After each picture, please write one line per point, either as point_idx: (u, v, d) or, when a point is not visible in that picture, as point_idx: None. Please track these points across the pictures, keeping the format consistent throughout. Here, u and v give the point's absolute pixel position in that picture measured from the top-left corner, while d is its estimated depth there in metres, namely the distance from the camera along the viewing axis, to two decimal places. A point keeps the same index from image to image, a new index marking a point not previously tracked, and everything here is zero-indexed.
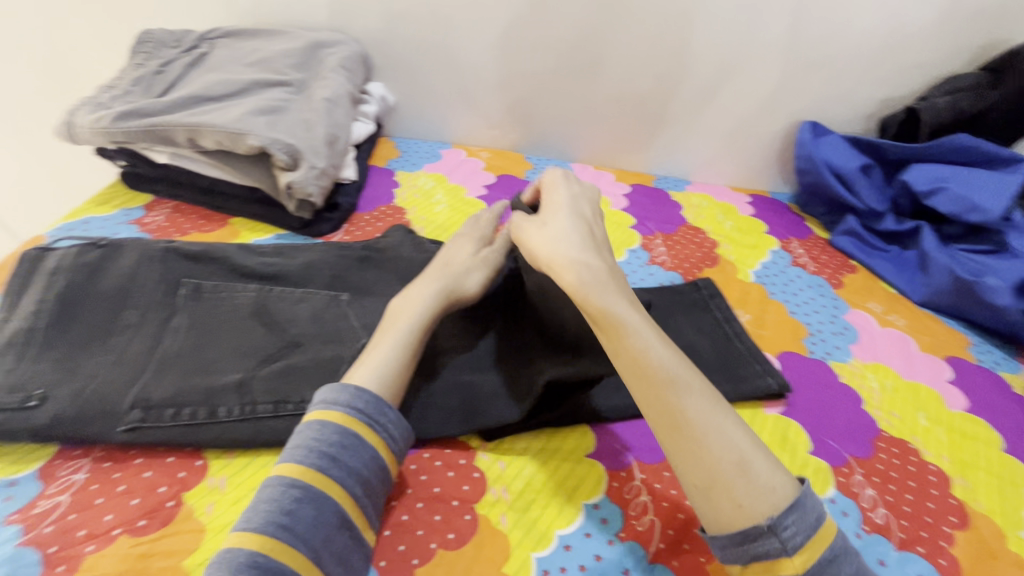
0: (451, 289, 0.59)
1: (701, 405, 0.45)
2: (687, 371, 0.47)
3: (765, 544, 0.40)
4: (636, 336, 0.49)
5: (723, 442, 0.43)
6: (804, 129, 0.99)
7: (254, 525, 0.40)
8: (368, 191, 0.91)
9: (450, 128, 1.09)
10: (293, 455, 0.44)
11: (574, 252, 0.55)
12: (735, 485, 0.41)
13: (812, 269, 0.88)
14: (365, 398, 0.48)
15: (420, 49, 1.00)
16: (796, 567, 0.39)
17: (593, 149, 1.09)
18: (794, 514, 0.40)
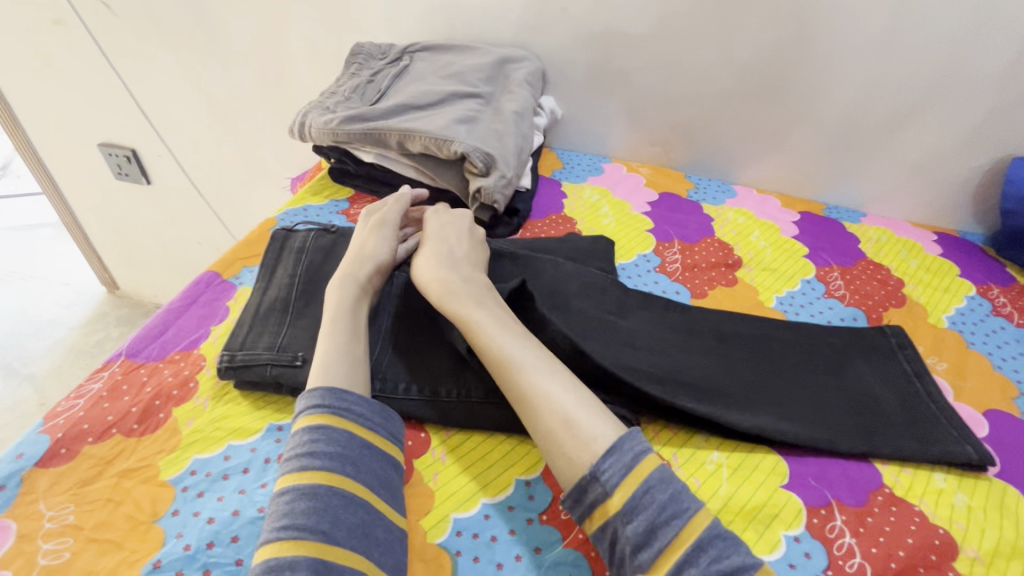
0: (362, 277, 0.63)
1: (530, 379, 0.52)
2: (518, 350, 0.55)
3: (592, 492, 0.46)
4: (478, 326, 0.57)
5: (551, 407, 0.50)
6: (1016, 166, 0.90)
7: (263, 540, 0.42)
8: (539, 199, 0.97)
9: (611, 142, 1.12)
10: (282, 472, 0.47)
11: (438, 260, 0.65)
12: (566, 442, 0.49)
13: (1018, 321, 0.80)
14: (318, 392, 0.50)
15: (597, 66, 1.04)
16: (619, 504, 0.45)
17: (758, 172, 1.07)
18: (612, 459, 0.46)
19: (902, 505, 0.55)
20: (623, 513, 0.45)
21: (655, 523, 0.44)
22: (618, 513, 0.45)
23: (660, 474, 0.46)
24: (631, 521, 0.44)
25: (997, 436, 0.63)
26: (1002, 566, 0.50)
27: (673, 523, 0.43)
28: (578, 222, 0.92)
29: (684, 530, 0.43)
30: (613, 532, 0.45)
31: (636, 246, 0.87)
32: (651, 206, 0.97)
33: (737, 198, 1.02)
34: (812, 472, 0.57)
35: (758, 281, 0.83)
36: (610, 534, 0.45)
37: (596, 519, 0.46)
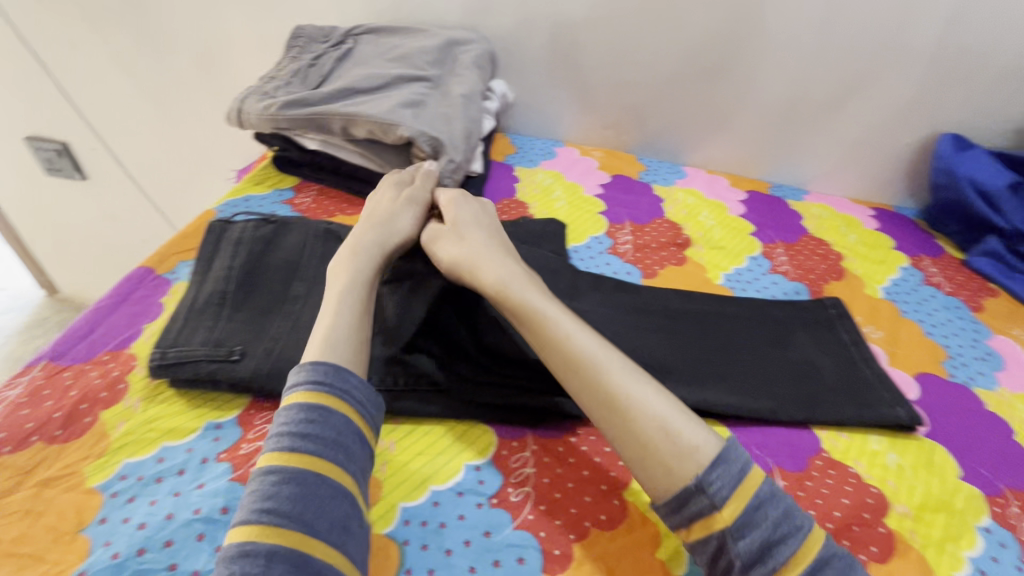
0: (378, 249, 0.62)
1: (619, 383, 0.50)
2: (601, 352, 0.52)
3: (696, 503, 0.44)
4: (556, 326, 0.53)
5: (647, 412, 0.48)
6: (944, 142, 0.94)
7: (241, 520, 0.41)
8: (491, 184, 0.96)
9: (564, 126, 1.12)
10: (268, 446, 0.45)
11: (486, 251, 0.61)
12: (666, 450, 0.46)
13: (947, 290, 0.84)
14: (322, 368, 0.48)
15: (547, 48, 1.03)
16: (728, 518, 0.44)
17: (707, 152, 1.09)
18: (719, 471, 0.45)
19: (839, 468, 0.57)
20: (732, 526, 0.43)
21: (769, 541, 0.43)
22: (728, 526, 0.43)
23: (768, 490, 0.45)
24: (743, 537, 0.43)
25: (926, 397, 0.66)
26: (929, 519, 0.53)
27: (783, 546, 0.43)
28: (530, 206, 0.91)
29: (791, 558, 0.42)
30: (717, 543, 0.44)
31: (588, 228, 0.87)
32: (603, 188, 0.98)
33: (687, 178, 1.04)
34: (755, 441, 0.59)
35: (707, 259, 0.85)
36: (714, 544, 0.44)
37: (696, 529, 0.45)
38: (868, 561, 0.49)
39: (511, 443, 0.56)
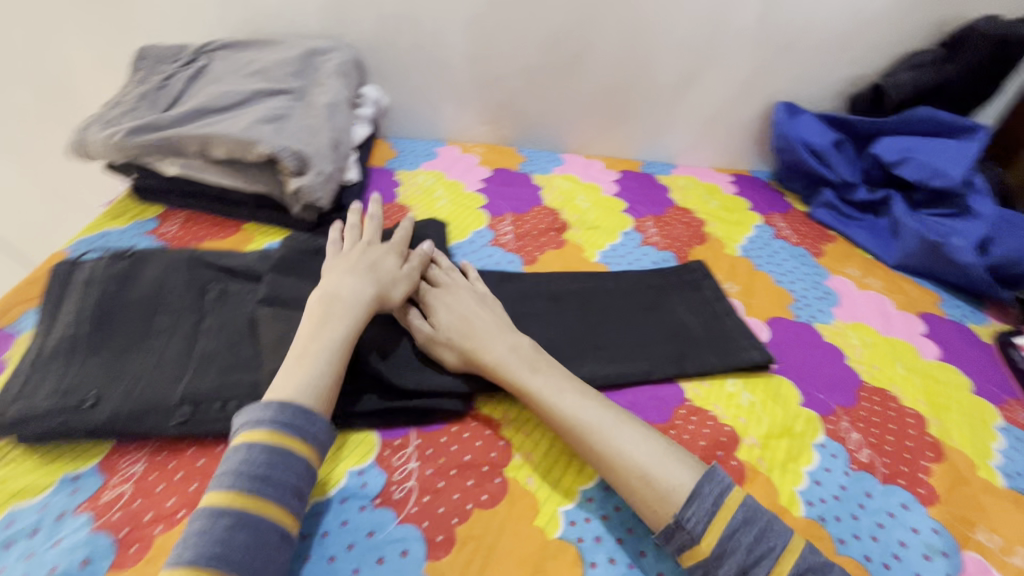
0: (370, 291, 0.62)
1: (603, 436, 0.53)
2: (586, 409, 0.55)
3: (677, 537, 0.47)
4: (547, 398, 0.56)
5: (627, 462, 0.51)
6: (779, 110, 1.05)
7: (186, 558, 0.41)
8: (371, 191, 0.96)
9: (444, 125, 1.14)
10: (222, 481, 0.45)
11: (477, 322, 0.62)
12: (647, 494, 0.49)
13: (794, 241, 0.94)
14: (290, 410, 0.49)
15: (413, 50, 1.04)
16: (707, 551, 0.46)
17: (581, 138, 1.14)
18: (693, 506, 0.48)
19: (699, 414, 0.62)
20: (712, 556, 0.46)
21: (745, 564, 0.46)
22: (708, 555, 0.46)
23: (742, 517, 0.47)
24: (721, 563, 0.46)
25: (775, 338, 0.74)
26: (773, 446, 0.60)
27: (758, 567, 0.45)
28: (412, 208, 0.92)
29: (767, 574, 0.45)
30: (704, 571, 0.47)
31: (470, 224, 0.89)
32: (485, 183, 1.00)
33: (565, 165, 1.09)
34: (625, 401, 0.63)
35: (584, 240, 0.90)
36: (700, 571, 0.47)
37: (685, 559, 0.48)
38: None
39: (393, 442, 0.57)
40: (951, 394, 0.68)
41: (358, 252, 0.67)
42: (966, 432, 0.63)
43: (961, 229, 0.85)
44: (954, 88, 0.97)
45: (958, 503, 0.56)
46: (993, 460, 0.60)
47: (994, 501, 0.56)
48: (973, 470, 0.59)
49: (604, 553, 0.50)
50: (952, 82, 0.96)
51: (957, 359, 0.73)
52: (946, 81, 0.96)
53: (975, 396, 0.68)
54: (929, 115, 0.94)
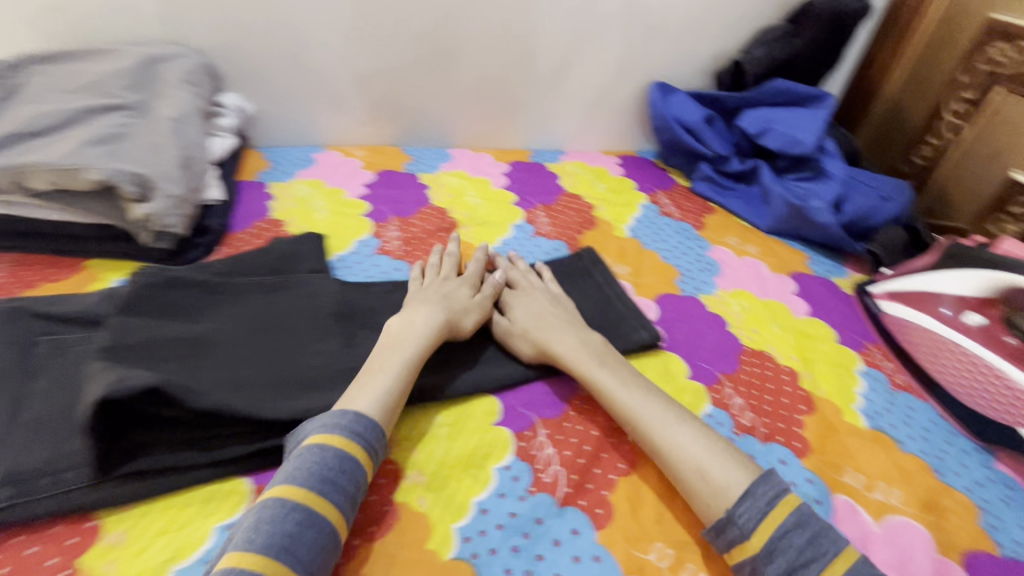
0: (452, 309, 0.63)
1: (662, 431, 0.53)
2: (650, 404, 0.55)
3: (727, 533, 0.47)
4: (607, 395, 0.57)
5: (685, 456, 0.51)
6: (653, 90, 1.08)
7: (258, 543, 0.41)
8: (241, 209, 0.88)
9: (321, 130, 1.07)
10: (295, 478, 0.45)
11: (548, 326, 0.63)
12: (701, 490, 0.49)
13: (678, 217, 0.97)
14: (365, 423, 0.50)
15: (273, 52, 0.96)
16: (756, 547, 0.46)
17: (468, 132, 1.12)
18: (746, 503, 0.47)
19: (593, 401, 0.61)
20: (761, 554, 0.45)
21: (792, 565, 0.44)
22: (756, 553, 0.45)
23: (795, 519, 0.46)
24: (771, 561, 0.45)
25: (663, 315, 0.76)
26: None
27: (807, 568, 0.44)
28: (287, 223, 0.86)
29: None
30: (751, 569, 0.46)
31: (352, 233, 0.84)
32: (368, 187, 0.95)
33: (453, 161, 1.07)
34: (518, 400, 0.60)
35: (475, 237, 0.87)
36: (748, 569, 0.46)
37: (732, 556, 0.47)
38: (616, 479, 0.54)
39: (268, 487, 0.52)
40: (819, 347, 0.73)
41: (433, 284, 0.68)
42: (831, 381, 0.68)
43: (817, 191, 0.93)
44: (801, 60, 1.04)
45: (828, 451, 0.59)
46: (856, 404, 0.65)
47: (857, 442, 0.61)
48: (839, 416, 0.64)
49: (500, 565, 0.47)
50: (800, 55, 1.03)
51: (825, 313, 0.79)
52: (795, 54, 1.04)
53: (840, 345, 0.73)
54: (784, 88, 1.00)
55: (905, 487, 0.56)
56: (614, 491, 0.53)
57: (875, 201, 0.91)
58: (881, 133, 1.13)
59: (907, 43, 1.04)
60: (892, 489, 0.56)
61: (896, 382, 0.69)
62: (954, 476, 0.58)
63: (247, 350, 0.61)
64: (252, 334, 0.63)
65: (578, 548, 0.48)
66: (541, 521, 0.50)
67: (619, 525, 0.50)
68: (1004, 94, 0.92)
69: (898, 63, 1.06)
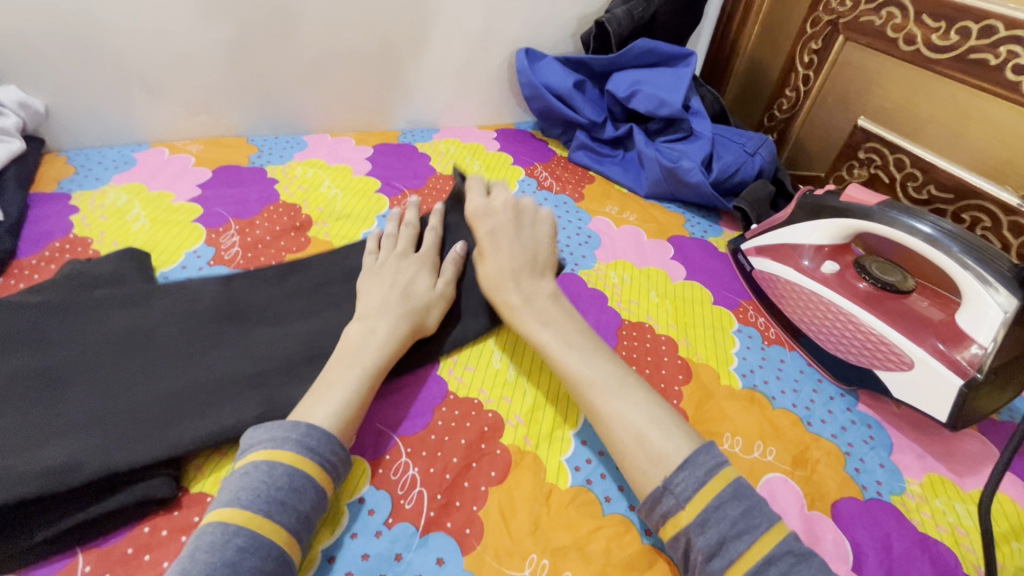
0: (411, 309, 0.57)
1: (601, 394, 0.49)
2: (594, 366, 0.51)
3: (663, 502, 0.43)
4: (551, 351, 0.54)
5: (622, 421, 0.47)
6: (520, 56, 1.01)
7: (192, 575, 0.35)
8: (32, 228, 0.72)
9: (141, 124, 0.91)
10: (241, 499, 0.40)
11: (506, 280, 0.60)
12: (637, 456, 0.46)
13: (556, 189, 0.93)
14: (317, 434, 0.44)
15: (57, 33, 0.79)
16: (689, 519, 0.42)
17: (325, 115, 1.01)
18: (684, 473, 0.43)
19: (463, 405, 0.55)
20: (694, 524, 0.42)
21: (726, 536, 0.41)
22: (689, 523, 0.42)
23: (732, 491, 0.43)
24: (703, 531, 0.41)
25: None
26: (540, 418, 0.55)
27: (740, 539, 0.40)
28: (95, 240, 0.71)
29: (750, 547, 0.40)
30: (686, 540, 0.42)
31: (181, 244, 0.71)
32: (202, 187, 0.82)
33: (308, 149, 0.95)
34: (378, 417, 0.53)
35: (333, 233, 0.77)
36: (681, 541, 0.42)
37: (666, 530, 0.43)
38: (487, 490, 0.49)
39: None
40: (696, 311, 0.72)
41: (390, 269, 0.61)
42: (707, 345, 0.67)
43: (688, 151, 0.91)
44: (663, 17, 1.02)
45: (704, 417, 0.58)
46: (732, 364, 0.65)
47: (735, 405, 0.60)
48: (717, 381, 0.62)
49: None
50: (661, 14, 1.01)
51: (700, 275, 0.78)
52: (655, 11, 1.01)
53: (715, 307, 0.73)
54: (649, 47, 0.97)
55: (778, 444, 0.56)
56: (485, 504, 0.48)
57: (741, 157, 0.92)
58: (743, 91, 1.19)
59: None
60: (767, 447, 0.56)
61: (768, 337, 0.70)
62: (822, 425, 0.59)
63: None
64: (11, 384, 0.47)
65: None
66: (401, 557, 0.44)
67: (489, 543, 0.45)
68: (844, 42, 0.94)
69: (752, 20, 1.12)
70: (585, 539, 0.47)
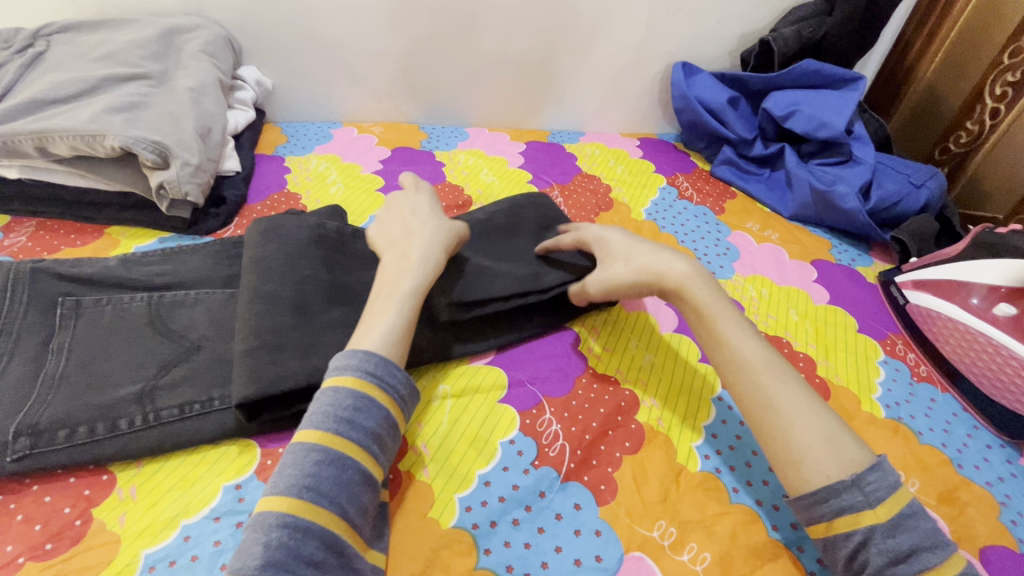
0: (424, 251, 0.57)
1: (792, 389, 0.48)
2: (776, 361, 0.50)
3: (849, 497, 0.43)
4: (729, 333, 0.52)
5: (812, 424, 0.46)
6: (676, 69, 1.04)
7: (281, 487, 0.41)
8: (257, 180, 0.88)
9: (337, 106, 1.08)
10: (312, 421, 0.44)
11: (677, 258, 0.57)
12: (827, 457, 0.44)
13: (696, 200, 0.94)
14: (373, 359, 0.48)
15: (292, 26, 0.96)
16: (882, 517, 0.42)
17: (485, 110, 1.12)
18: (876, 473, 0.43)
19: (602, 380, 0.60)
20: (884, 526, 0.42)
21: (919, 545, 0.41)
22: (877, 523, 0.42)
23: (918, 505, 0.43)
24: (892, 536, 0.42)
25: None
26: (674, 405, 0.58)
27: (935, 553, 0.41)
28: (303, 196, 0.86)
29: (943, 562, 0.41)
30: (861, 540, 0.42)
31: (367, 208, 0.84)
32: (382, 164, 0.95)
33: (469, 140, 1.06)
34: (527, 374, 0.59)
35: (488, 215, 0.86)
36: (856, 539, 0.42)
37: (833, 527, 0.43)
38: (622, 456, 0.53)
39: (276, 451, 0.53)
40: (838, 335, 0.70)
41: (391, 218, 0.62)
42: (850, 370, 0.66)
43: (846, 176, 0.89)
44: (832, 40, 1.00)
45: None
46: (875, 393, 0.63)
47: (876, 431, 0.59)
48: (857, 405, 0.62)
49: (501, 537, 0.47)
50: (832, 35, 1.00)
51: (845, 301, 0.76)
52: (826, 34, 1.00)
53: (859, 334, 0.71)
54: (816, 68, 0.96)
55: (923, 478, 0.55)
56: (619, 468, 0.52)
57: (905, 187, 0.88)
58: (911, 121, 1.13)
59: (942, 29, 1.03)
60: (910, 478, 0.55)
61: (918, 374, 0.67)
62: (974, 470, 0.57)
63: (245, 309, 0.55)
64: (254, 285, 0.56)
65: (580, 522, 0.48)
66: (545, 494, 0.50)
67: (623, 501, 0.50)
68: None
69: (932, 49, 1.05)
70: (712, 519, 0.50)
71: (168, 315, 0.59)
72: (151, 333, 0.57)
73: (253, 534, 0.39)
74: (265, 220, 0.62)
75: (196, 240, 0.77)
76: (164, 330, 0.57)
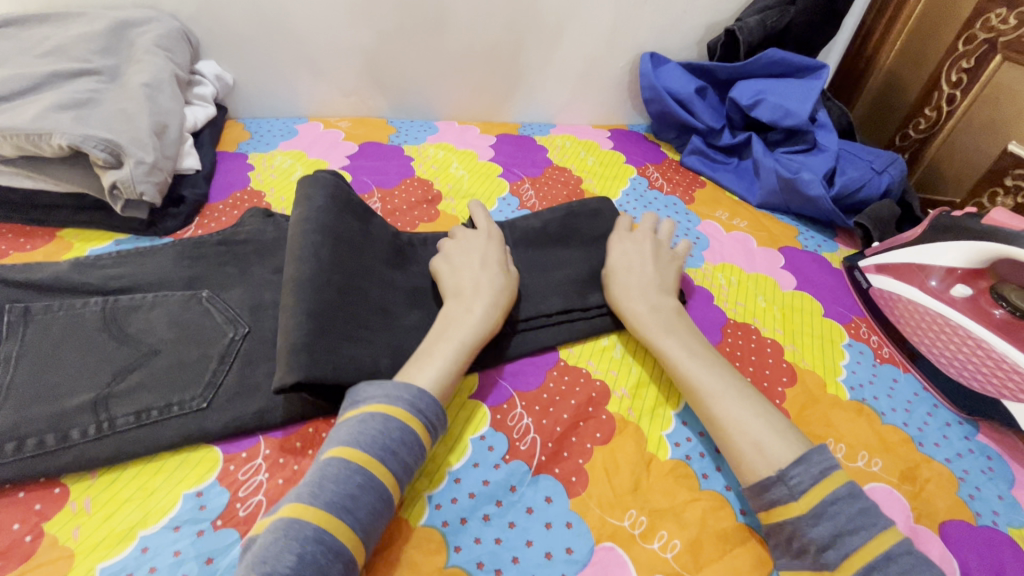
0: (485, 300, 0.57)
1: (724, 402, 0.51)
2: (714, 375, 0.53)
3: (775, 491, 0.45)
4: (668, 355, 0.56)
5: (742, 431, 0.49)
6: (644, 60, 1.04)
7: (320, 501, 0.40)
8: (219, 178, 0.86)
9: (303, 100, 1.05)
10: (361, 442, 0.44)
11: (633, 284, 0.62)
12: (755, 463, 0.47)
13: (667, 190, 0.95)
14: (427, 398, 0.48)
15: (252, 18, 0.93)
16: (803, 508, 0.44)
17: (455, 103, 1.10)
18: (801, 466, 0.45)
19: (572, 372, 0.60)
20: (807, 516, 0.43)
21: (842, 530, 0.42)
22: (802, 513, 0.43)
23: (847, 490, 0.44)
24: (816, 524, 0.43)
25: None
26: (644, 394, 0.59)
27: (858, 534, 0.41)
28: (267, 194, 0.84)
29: (868, 542, 0.41)
30: (792, 529, 0.44)
31: None
32: (350, 159, 0.93)
33: (438, 133, 1.04)
34: (498, 369, 0.59)
35: (459, 209, 0.85)
36: (789, 528, 0.44)
37: (771, 514, 0.45)
38: (593, 447, 0.53)
39: (239, 455, 0.51)
40: (804, 319, 0.72)
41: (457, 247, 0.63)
42: (816, 354, 0.67)
43: (810, 164, 0.91)
44: (795, 28, 1.01)
45: (808, 421, 0.59)
46: (840, 375, 0.65)
47: (841, 414, 0.60)
48: (822, 388, 0.63)
49: (471, 534, 0.47)
50: (795, 25, 1.01)
51: (810, 286, 0.77)
52: (789, 22, 1.01)
53: (824, 319, 0.72)
54: (781, 57, 0.97)
55: (886, 458, 0.56)
56: (590, 459, 0.52)
57: (868, 174, 0.90)
58: (876, 105, 1.15)
59: (902, 13, 1.05)
60: (873, 458, 0.56)
61: (880, 356, 0.68)
62: (934, 448, 0.58)
63: None
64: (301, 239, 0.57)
65: (550, 515, 0.48)
66: (516, 489, 0.50)
67: (593, 493, 0.50)
68: (1002, 61, 0.92)
69: (894, 35, 1.08)
70: (682, 506, 0.50)
71: (123, 319, 0.57)
72: (106, 339, 0.55)
73: (284, 540, 0.38)
74: (310, 175, 0.63)
75: (154, 241, 0.74)
76: (120, 335, 0.55)
